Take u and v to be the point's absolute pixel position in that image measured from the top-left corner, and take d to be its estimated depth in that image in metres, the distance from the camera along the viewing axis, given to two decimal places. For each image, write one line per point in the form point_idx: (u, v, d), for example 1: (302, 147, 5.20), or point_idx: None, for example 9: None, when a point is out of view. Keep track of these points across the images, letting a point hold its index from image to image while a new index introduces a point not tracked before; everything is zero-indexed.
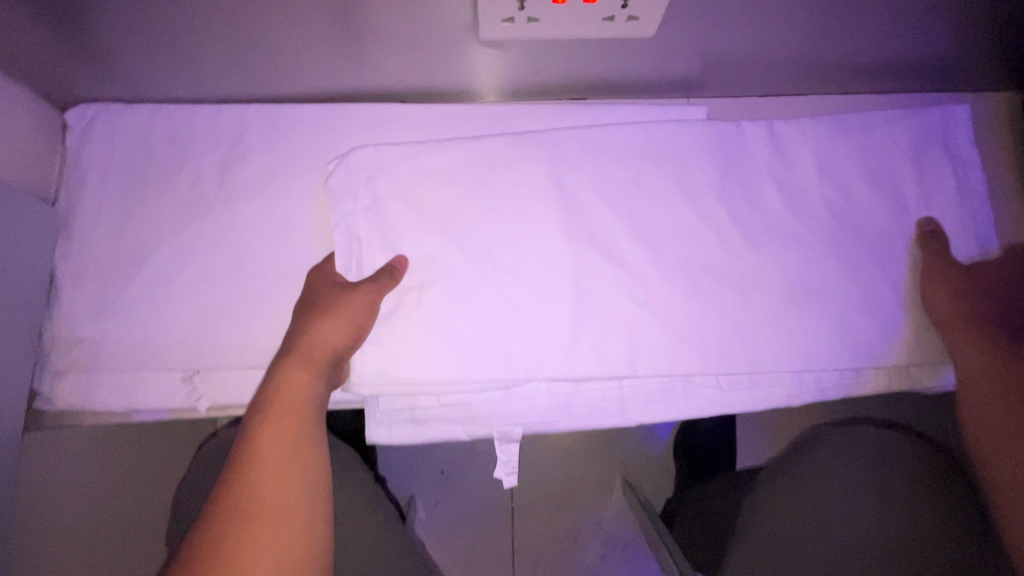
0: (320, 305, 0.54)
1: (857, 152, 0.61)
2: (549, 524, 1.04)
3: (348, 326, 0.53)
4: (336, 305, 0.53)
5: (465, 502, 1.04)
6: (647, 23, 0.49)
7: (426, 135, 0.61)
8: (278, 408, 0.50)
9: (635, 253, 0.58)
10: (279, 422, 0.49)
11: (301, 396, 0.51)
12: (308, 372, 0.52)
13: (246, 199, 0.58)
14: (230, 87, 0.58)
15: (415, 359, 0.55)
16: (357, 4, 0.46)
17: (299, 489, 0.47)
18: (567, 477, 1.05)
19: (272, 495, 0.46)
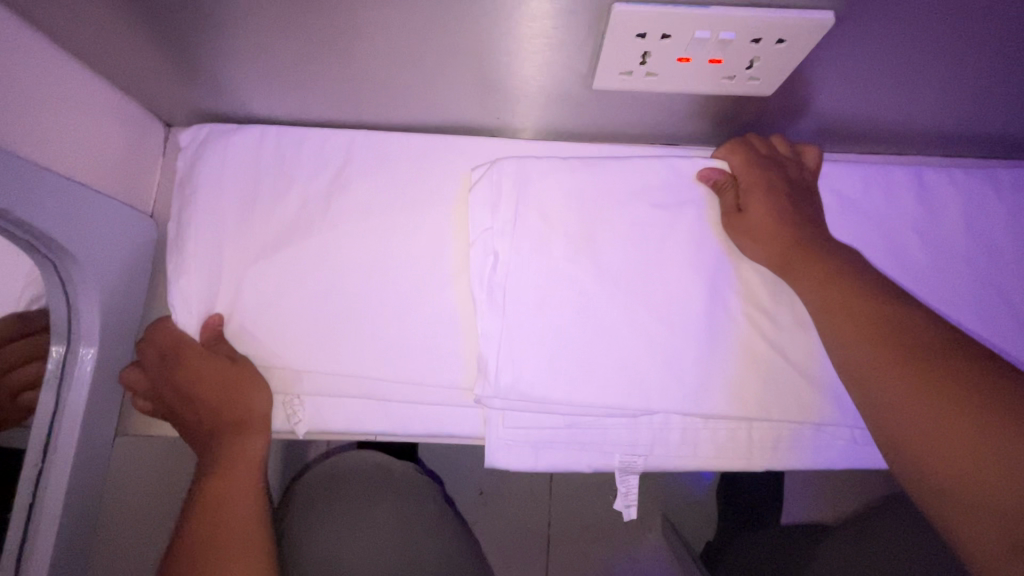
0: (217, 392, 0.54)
1: (1009, 215, 0.60)
2: (585, 557, 1.02)
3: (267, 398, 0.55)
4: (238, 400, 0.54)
5: (503, 526, 1.04)
6: (766, 83, 0.48)
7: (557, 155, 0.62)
8: (226, 520, 0.52)
9: (768, 294, 0.57)
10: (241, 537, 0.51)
11: (241, 490, 0.54)
12: (242, 464, 0.55)
13: (345, 220, 0.58)
14: (327, 113, 0.60)
15: (546, 374, 0.54)
16: (471, 46, 0.47)
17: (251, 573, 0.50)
18: (610, 511, 1.04)
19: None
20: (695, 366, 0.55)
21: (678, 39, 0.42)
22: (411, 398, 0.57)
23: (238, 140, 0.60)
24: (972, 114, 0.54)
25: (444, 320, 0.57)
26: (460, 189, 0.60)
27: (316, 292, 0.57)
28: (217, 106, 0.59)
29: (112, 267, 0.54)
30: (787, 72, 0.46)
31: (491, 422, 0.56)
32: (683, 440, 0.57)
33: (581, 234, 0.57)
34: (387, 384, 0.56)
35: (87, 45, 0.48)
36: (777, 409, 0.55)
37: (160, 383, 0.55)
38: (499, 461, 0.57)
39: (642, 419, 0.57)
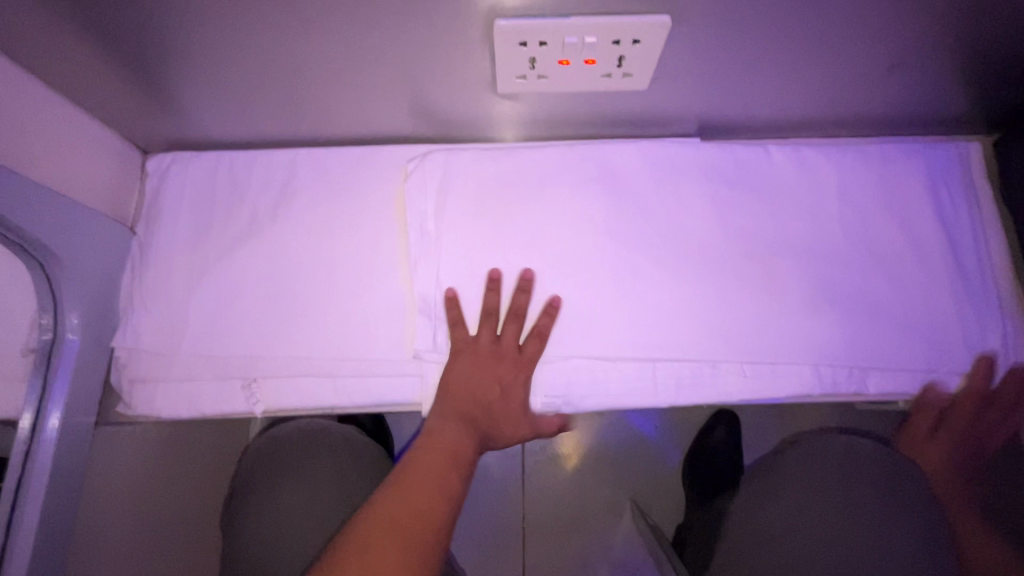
0: (480, 368, 0.62)
1: (875, 181, 0.69)
2: (560, 546, 1.06)
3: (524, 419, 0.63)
4: (511, 391, 0.62)
5: (480, 521, 1.08)
6: (639, 77, 0.57)
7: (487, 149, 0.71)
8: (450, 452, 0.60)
9: (670, 258, 0.65)
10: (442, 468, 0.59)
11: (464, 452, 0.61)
12: (467, 430, 0.62)
13: (299, 221, 0.68)
14: (282, 130, 0.69)
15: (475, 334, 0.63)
16: (390, 62, 0.56)
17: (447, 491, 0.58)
18: (581, 497, 1.08)
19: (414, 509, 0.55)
20: (610, 323, 0.62)
21: (553, 45, 0.52)
22: (359, 375, 0.64)
23: (207, 164, 0.70)
24: (823, 95, 0.64)
25: (390, 302, 0.65)
26: (402, 185, 0.69)
27: (280, 283, 0.66)
28: (190, 134, 0.69)
29: (92, 271, 0.62)
30: (652, 67, 0.56)
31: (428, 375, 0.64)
32: (594, 380, 0.62)
33: (505, 213, 0.66)
34: (334, 359, 0.64)
35: (71, 81, 0.57)
36: (676, 343, 0.61)
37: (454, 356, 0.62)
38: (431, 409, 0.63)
39: (562, 364, 0.63)
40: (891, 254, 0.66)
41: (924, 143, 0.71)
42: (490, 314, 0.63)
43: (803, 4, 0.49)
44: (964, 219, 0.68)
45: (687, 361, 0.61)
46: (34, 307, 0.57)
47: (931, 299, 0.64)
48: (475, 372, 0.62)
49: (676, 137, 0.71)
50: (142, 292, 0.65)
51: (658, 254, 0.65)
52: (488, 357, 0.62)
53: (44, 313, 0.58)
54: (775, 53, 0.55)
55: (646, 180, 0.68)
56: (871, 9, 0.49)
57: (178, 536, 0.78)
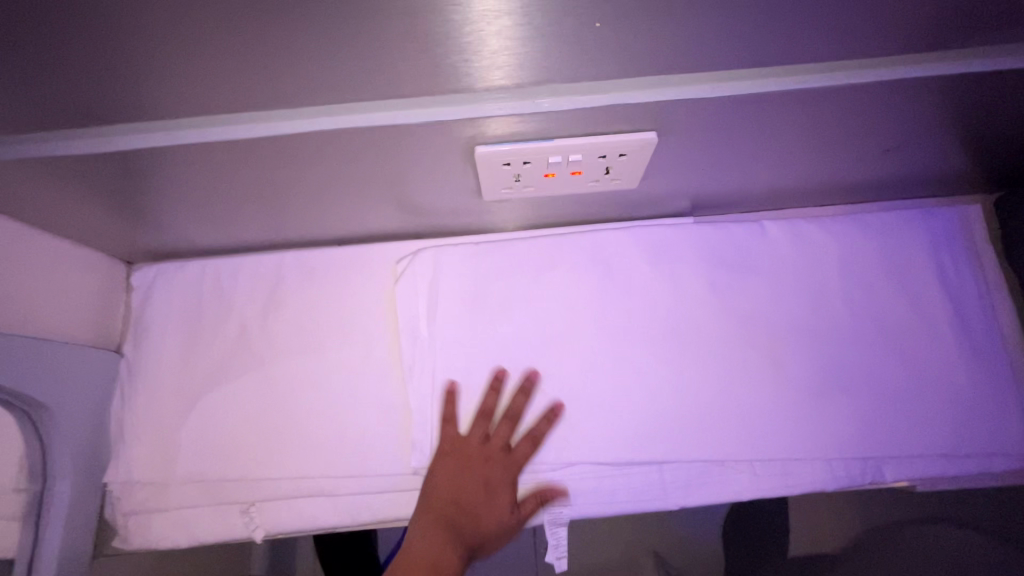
0: (467, 471, 0.59)
1: (876, 253, 0.67)
2: None
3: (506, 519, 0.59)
4: (502, 498, 0.59)
5: None
6: (628, 180, 0.56)
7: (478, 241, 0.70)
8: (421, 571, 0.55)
9: (671, 349, 0.63)
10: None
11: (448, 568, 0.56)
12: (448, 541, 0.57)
13: (289, 333, 0.66)
14: (269, 237, 0.68)
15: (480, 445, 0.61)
16: (371, 178, 0.55)
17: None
18: None
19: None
20: (613, 425, 0.60)
21: (537, 163, 0.50)
22: (360, 491, 0.62)
23: (193, 275, 0.69)
24: (815, 173, 0.63)
25: (388, 412, 0.64)
26: (392, 287, 0.67)
27: (274, 397, 0.64)
28: (175, 245, 0.68)
29: (81, 403, 0.61)
30: (640, 172, 0.54)
31: None
32: (600, 485, 0.60)
33: (500, 312, 0.65)
34: (334, 476, 0.62)
35: (50, 218, 0.56)
36: (682, 445, 0.59)
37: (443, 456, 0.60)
38: None
39: (567, 470, 0.61)
40: (899, 331, 0.64)
41: (924, 210, 0.69)
42: (485, 412, 0.61)
43: (791, 112, 0.47)
44: (969, 287, 0.66)
45: (696, 461, 0.59)
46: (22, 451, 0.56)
47: (942, 376, 0.62)
48: (463, 477, 0.59)
49: (669, 219, 0.70)
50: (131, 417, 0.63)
51: (659, 347, 0.63)
52: (479, 461, 0.59)
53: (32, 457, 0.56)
54: (764, 147, 0.54)
55: (641, 267, 0.66)
56: (860, 108, 0.48)
57: None
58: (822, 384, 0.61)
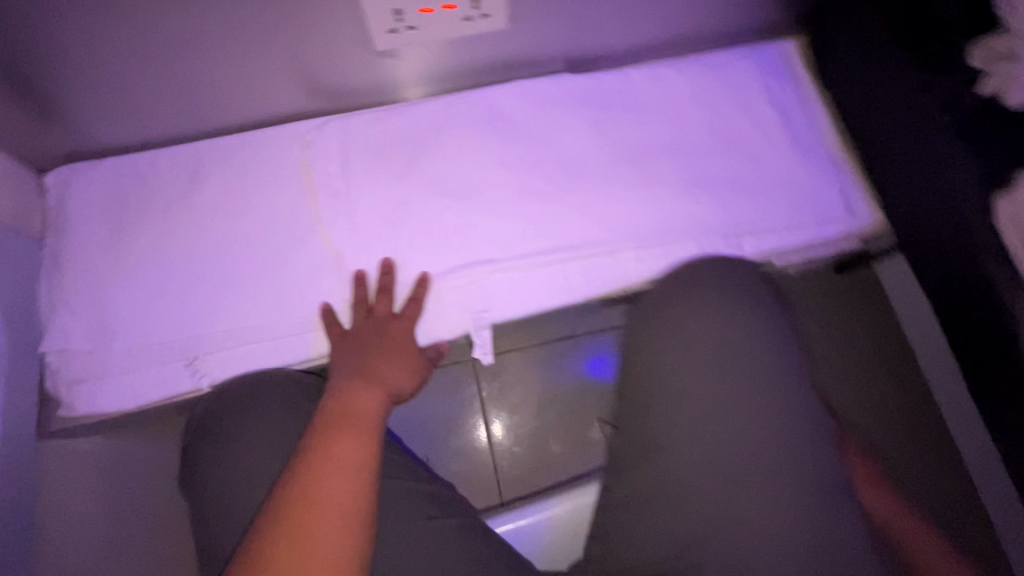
0: (373, 339, 0.64)
1: (718, 84, 0.80)
2: None
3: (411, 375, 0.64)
4: (406, 356, 0.65)
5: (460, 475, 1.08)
6: (497, 17, 0.65)
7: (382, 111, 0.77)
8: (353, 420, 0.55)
9: (561, 173, 0.73)
10: (352, 435, 0.54)
11: (372, 418, 0.56)
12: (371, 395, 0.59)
13: (211, 206, 0.71)
14: (180, 124, 0.72)
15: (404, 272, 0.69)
16: (266, 31, 0.61)
17: (365, 458, 0.52)
18: None
19: (331, 493, 0.49)
20: (519, 239, 0.69)
21: None
22: (299, 332, 0.68)
23: (110, 169, 0.72)
24: (658, 15, 0.75)
25: (316, 261, 0.69)
26: (306, 156, 0.73)
27: (205, 263, 0.69)
28: (89, 142, 0.71)
29: None
30: (504, 6, 0.64)
31: None
32: (513, 289, 0.69)
33: (407, 161, 0.72)
34: (273, 321, 0.67)
35: None
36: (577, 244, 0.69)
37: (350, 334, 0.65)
38: None
39: (484, 282, 0.68)
40: (742, 139, 0.77)
41: (753, 49, 0.83)
42: (383, 290, 0.66)
43: None
44: (794, 101, 0.80)
45: (589, 257, 0.69)
46: None
47: (780, 168, 0.76)
48: (370, 346, 0.63)
49: (549, 75, 0.80)
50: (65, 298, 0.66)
51: (549, 172, 0.72)
52: (381, 328, 0.65)
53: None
54: None
55: (528, 112, 0.76)
56: None
57: None
58: (686, 184, 0.73)
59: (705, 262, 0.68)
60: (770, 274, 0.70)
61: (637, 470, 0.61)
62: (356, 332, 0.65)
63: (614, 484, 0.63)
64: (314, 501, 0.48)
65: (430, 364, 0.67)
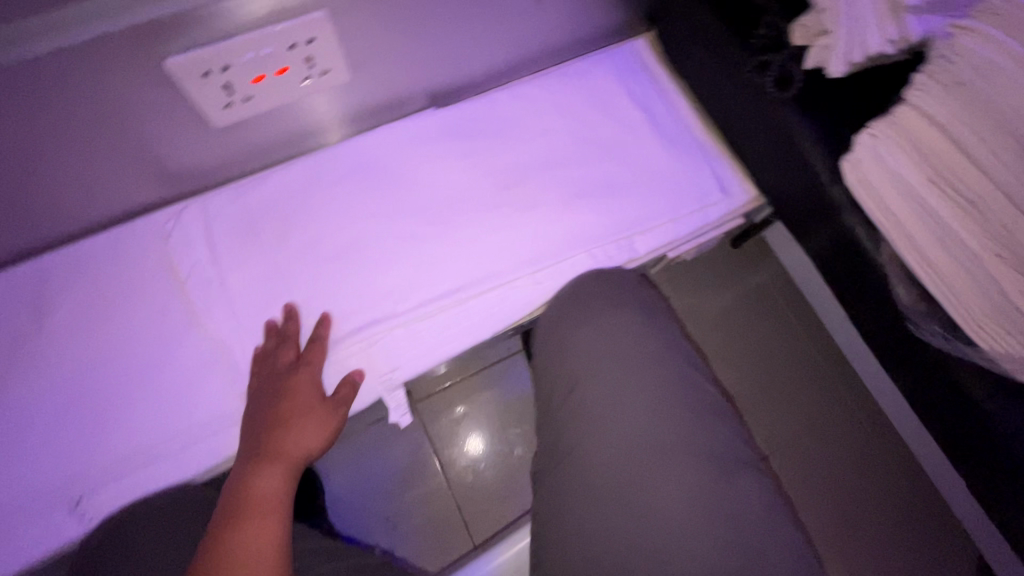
0: (278, 392, 0.60)
1: (580, 94, 0.81)
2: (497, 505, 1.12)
3: (321, 431, 0.60)
4: (314, 411, 0.60)
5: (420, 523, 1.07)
6: (339, 70, 0.63)
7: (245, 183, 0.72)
8: (252, 506, 0.52)
9: (443, 213, 0.71)
10: (257, 520, 0.50)
11: (273, 496, 0.53)
12: (275, 467, 0.55)
13: (71, 329, 0.64)
14: (13, 243, 0.65)
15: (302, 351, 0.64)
16: (83, 132, 0.55)
17: (274, 544, 0.49)
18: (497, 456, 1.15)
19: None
20: (414, 289, 0.67)
21: (236, 67, 0.55)
22: (195, 439, 0.61)
23: None
24: (508, 38, 0.75)
25: (199, 358, 0.64)
26: (168, 249, 0.68)
27: (73, 391, 0.62)
28: None
29: None
30: (343, 58, 0.62)
31: None
32: (417, 342, 0.66)
33: (281, 232, 0.68)
34: (164, 436, 0.61)
35: None
36: (472, 282, 0.68)
37: (256, 389, 0.61)
38: None
39: (389, 340, 0.66)
40: (614, 143, 0.79)
41: (608, 54, 0.85)
42: (285, 338, 0.63)
43: None
44: (654, 97, 0.83)
45: (489, 291, 0.68)
46: None
47: (653, 165, 0.78)
48: (275, 400, 0.60)
49: (415, 113, 0.78)
50: None
51: (432, 215, 0.71)
52: (285, 380, 0.61)
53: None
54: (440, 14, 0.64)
55: (399, 156, 0.74)
56: None
57: None
58: (569, 199, 0.74)
59: (586, 276, 0.66)
60: (649, 276, 0.72)
61: (554, 502, 0.54)
62: (259, 387, 0.61)
63: (544, 523, 0.53)
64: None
65: (345, 411, 0.62)
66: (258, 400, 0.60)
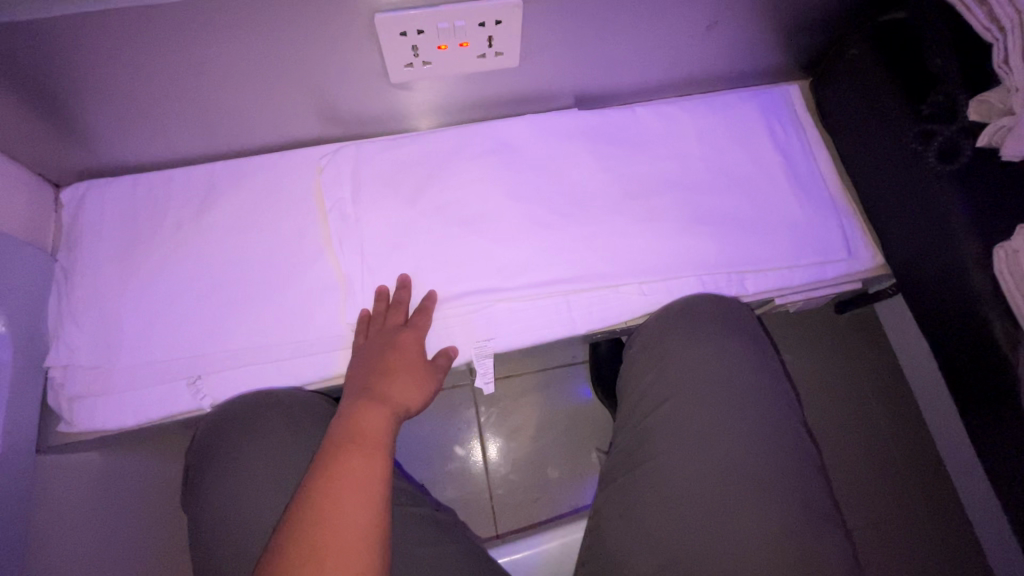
0: (387, 348, 0.64)
1: (721, 125, 0.82)
2: (527, 499, 1.15)
3: (421, 390, 0.63)
4: (415, 371, 0.64)
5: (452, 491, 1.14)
6: (511, 54, 0.68)
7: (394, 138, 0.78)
8: (360, 441, 0.54)
9: (565, 206, 0.74)
10: (362, 453, 0.53)
11: (380, 436, 0.56)
12: (381, 411, 0.58)
13: (223, 230, 0.72)
14: (195, 146, 0.74)
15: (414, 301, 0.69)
16: (287, 62, 0.63)
17: (377, 478, 0.52)
18: (538, 453, 1.17)
19: (344, 513, 0.48)
20: (524, 269, 0.70)
21: (430, 32, 0.60)
22: (302, 353, 0.68)
23: (124, 188, 0.73)
24: (667, 57, 0.77)
25: (322, 283, 0.70)
26: (318, 180, 0.75)
27: (212, 283, 0.69)
28: (104, 159, 0.72)
29: (18, 295, 0.64)
30: (518, 43, 0.66)
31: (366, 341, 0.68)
32: (516, 318, 0.69)
33: (417, 189, 0.74)
34: (277, 343, 0.68)
35: None
36: (580, 276, 0.70)
37: (366, 343, 0.65)
38: None
39: (492, 310, 0.69)
40: (746, 178, 0.79)
41: (757, 92, 0.85)
42: (398, 301, 0.67)
43: None
44: (796, 144, 0.82)
45: (593, 288, 0.71)
46: None
47: (781, 209, 0.77)
48: (385, 355, 0.63)
49: (558, 109, 0.81)
50: (74, 309, 0.67)
51: (556, 206, 0.74)
52: (395, 340, 0.65)
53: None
54: (615, 20, 0.67)
55: (537, 145, 0.78)
56: None
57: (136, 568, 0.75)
58: (690, 221, 0.75)
59: (680, 303, 0.68)
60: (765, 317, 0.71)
61: (617, 512, 0.60)
62: (371, 341, 0.65)
63: (603, 525, 0.60)
64: (327, 520, 0.47)
65: (441, 376, 0.66)
66: (370, 352, 0.64)
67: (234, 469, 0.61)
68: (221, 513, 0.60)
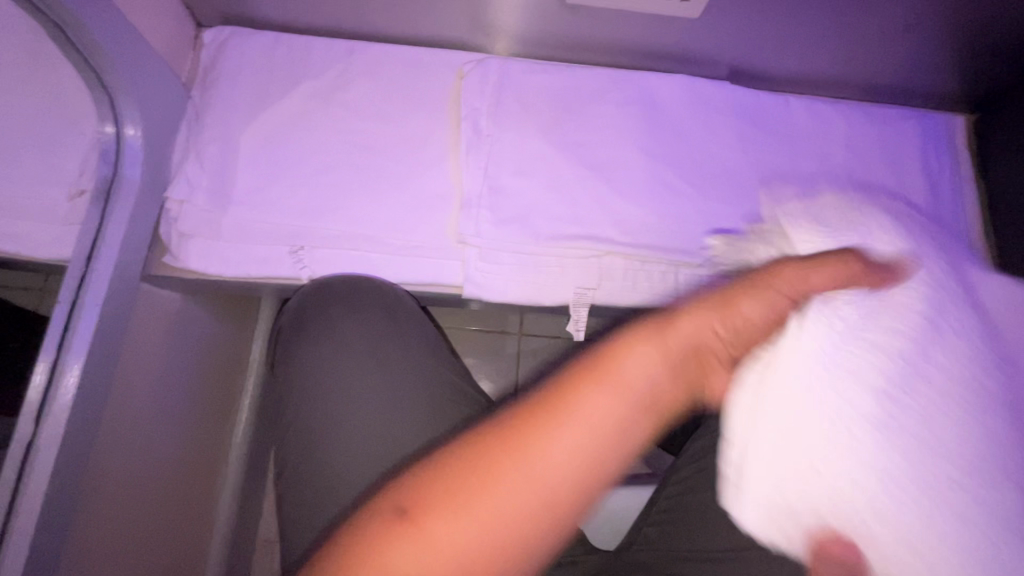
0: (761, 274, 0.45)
1: (876, 137, 0.77)
2: None
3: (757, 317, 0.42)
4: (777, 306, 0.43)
5: None
6: (695, 3, 0.64)
7: (539, 61, 0.75)
8: (591, 380, 0.35)
9: (698, 178, 0.71)
10: (598, 398, 0.34)
11: (641, 385, 0.35)
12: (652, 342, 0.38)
13: (350, 112, 0.70)
14: (344, 19, 0.71)
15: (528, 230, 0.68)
16: None
17: (586, 443, 0.32)
18: None
19: (534, 468, 0.31)
20: (643, 229, 0.68)
21: None
22: (409, 252, 0.68)
23: (266, 42, 0.71)
24: (844, 54, 0.72)
25: (440, 189, 0.69)
26: (457, 85, 0.72)
27: (332, 162, 0.68)
28: (251, 9, 0.70)
29: (153, 120, 0.63)
30: None
31: (470, 258, 0.68)
32: (623, 276, 0.69)
33: (554, 120, 0.71)
34: (386, 237, 0.68)
35: None
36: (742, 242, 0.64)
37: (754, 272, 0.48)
38: (475, 292, 0.69)
39: (603, 260, 0.69)
40: (888, 198, 0.74)
41: (923, 114, 0.80)
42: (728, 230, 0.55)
43: None
44: (947, 179, 0.77)
45: (706, 267, 0.69)
46: (96, 124, 0.58)
47: (915, 240, 0.73)
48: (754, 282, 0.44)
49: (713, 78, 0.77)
50: (199, 152, 0.67)
51: (688, 175, 0.71)
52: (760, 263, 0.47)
53: (106, 135, 0.59)
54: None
55: (683, 108, 0.74)
56: None
57: (190, 412, 0.78)
58: None
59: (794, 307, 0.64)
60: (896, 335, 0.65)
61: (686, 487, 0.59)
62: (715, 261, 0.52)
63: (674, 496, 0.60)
64: (503, 466, 0.31)
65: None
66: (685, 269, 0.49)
67: (327, 344, 0.62)
68: (307, 383, 0.60)
